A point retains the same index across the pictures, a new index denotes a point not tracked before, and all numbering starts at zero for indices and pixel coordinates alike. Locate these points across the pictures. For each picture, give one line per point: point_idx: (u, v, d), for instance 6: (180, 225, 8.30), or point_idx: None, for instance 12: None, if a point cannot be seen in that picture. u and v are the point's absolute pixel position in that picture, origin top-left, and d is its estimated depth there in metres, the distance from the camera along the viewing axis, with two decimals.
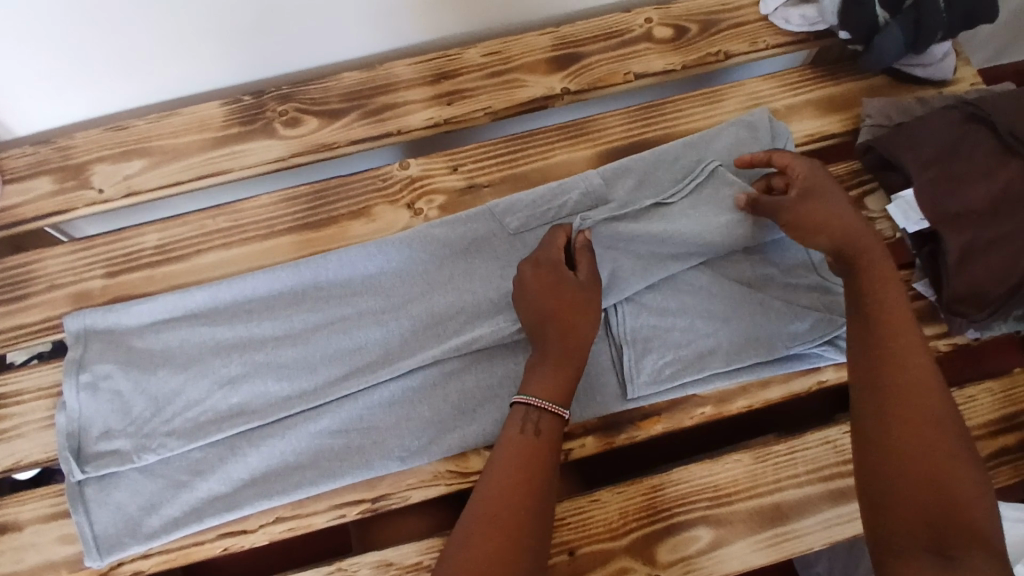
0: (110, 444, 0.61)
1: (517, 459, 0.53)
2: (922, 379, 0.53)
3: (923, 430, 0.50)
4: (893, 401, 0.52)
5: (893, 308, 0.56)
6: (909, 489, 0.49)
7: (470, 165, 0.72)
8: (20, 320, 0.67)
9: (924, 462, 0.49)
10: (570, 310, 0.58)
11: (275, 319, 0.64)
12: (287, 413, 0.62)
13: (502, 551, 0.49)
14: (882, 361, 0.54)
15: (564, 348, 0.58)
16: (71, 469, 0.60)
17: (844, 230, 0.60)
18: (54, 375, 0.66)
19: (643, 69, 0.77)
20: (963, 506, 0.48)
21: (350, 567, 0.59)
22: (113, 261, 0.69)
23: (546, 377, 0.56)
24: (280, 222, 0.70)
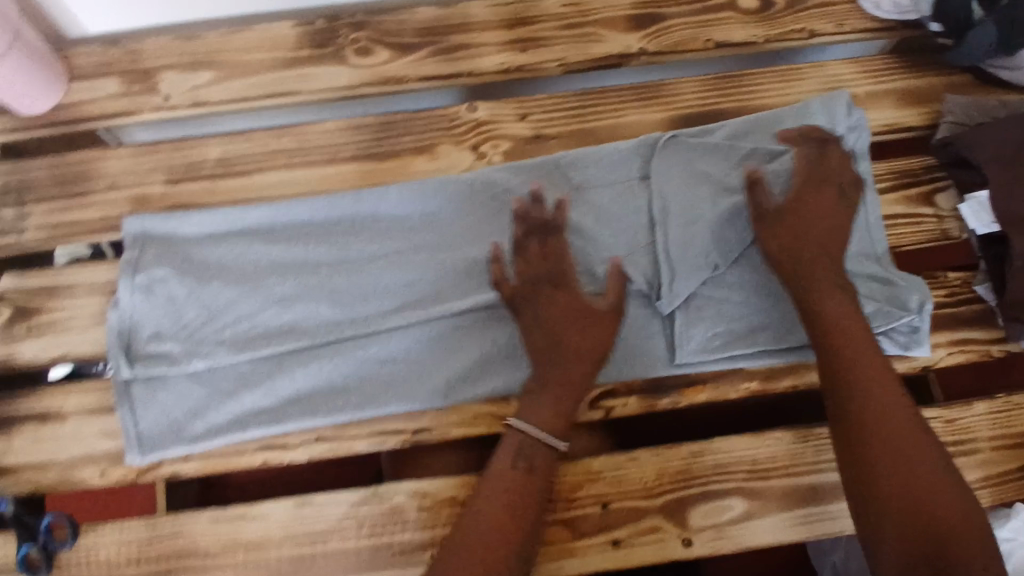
0: (161, 346, 0.62)
1: (504, 483, 0.57)
2: (889, 408, 0.54)
3: (902, 454, 0.53)
4: (863, 433, 0.54)
5: (860, 336, 0.58)
6: (898, 517, 0.51)
7: (540, 115, 0.71)
8: (78, 217, 0.67)
9: (906, 488, 0.51)
10: (582, 340, 0.60)
11: (330, 244, 0.65)
12: (337, 340, 0.62)
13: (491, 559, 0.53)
14: (847, 391, 0.56)
15: (514, 533, 0.54)
16: (121, 366, 0.61)
17: (806, 254, 0.61)
18: (107, 275, 0.66)
19: (723, 38, 0.75)
20: (951, 521, 0.50)
21: (386, 493, 0.60)
22: (174, 170, 0.68)
23: (545, 413, 0.59)
24: (344, 150, 0.69)
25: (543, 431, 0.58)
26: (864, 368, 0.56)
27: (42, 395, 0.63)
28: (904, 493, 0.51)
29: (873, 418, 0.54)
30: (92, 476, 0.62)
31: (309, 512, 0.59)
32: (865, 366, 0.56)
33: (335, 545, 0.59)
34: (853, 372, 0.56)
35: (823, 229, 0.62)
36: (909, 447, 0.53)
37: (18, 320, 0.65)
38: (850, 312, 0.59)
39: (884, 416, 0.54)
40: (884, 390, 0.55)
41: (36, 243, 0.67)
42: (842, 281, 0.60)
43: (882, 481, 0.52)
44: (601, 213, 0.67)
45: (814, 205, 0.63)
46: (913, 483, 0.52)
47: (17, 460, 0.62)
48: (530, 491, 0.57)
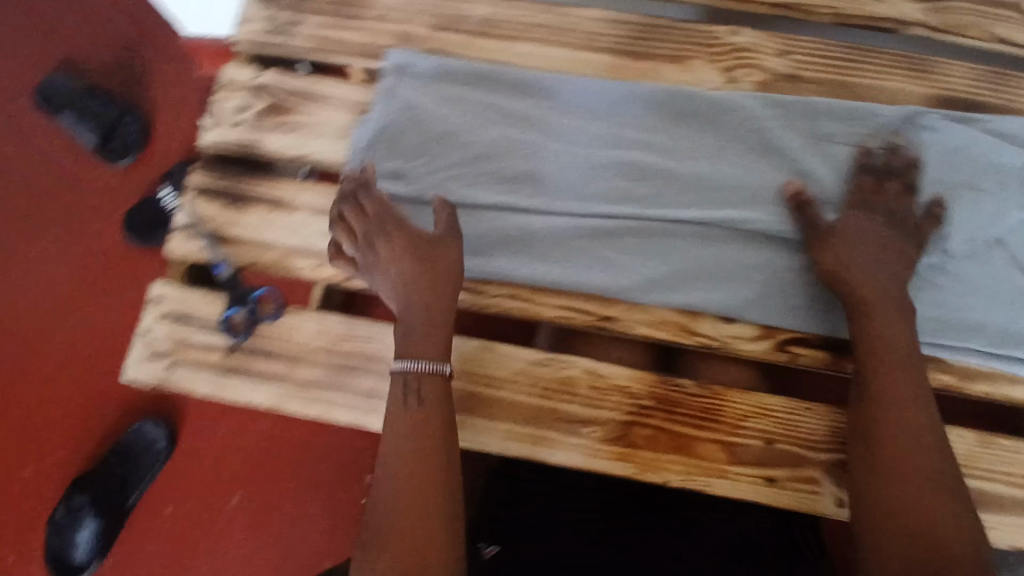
0: (399, 170, 0.66)
1: (406, 432, 0.55)
2: (909, 431, 0.55)
3: (907, 472, 0.53)
4: (881, 454, 0.55)
5: (896, 358, 0.57)
6: (891, 526, 0.52)
7: (801, 57, 0.70)
8: (346, 37, 0.72)
9: (902, 502, 0.52)
10: (434, 275, 0.60)
11: (570, 123, 0.67)
12: (558, 210, 0.65)
13: (421, 544, 0.51)
14: (875, 411, 0.56)
15: (413, 474, 0.53)
16: (358, 177, 0.66)
17: (839, 261, 0.60)
18: (360, 95, 0.70)
19: (1005, 34, 0.72)
20: (919, 528, 0.51)
21: (562, 363, 0.63)
22: (441, 17, 0.72)
23: (419, 333, 0.59)
24: (601, 40, 0.70)
25: (419, 357, 0.58)
26: (892, 391, 0.56)
27: (278, 184, 0.68)
28: (900, 514, 0.52)
29: (893, 443, 0.55)
30: (304, 267, 0.67)
31: (489, 357, 0.63)
32: (895, 387, 0.56)
33: (505, 393, 0.62)
34: (888, 394, 0.56)
35: (873, 257, 0.60)
36: (904, 472, 0.54)
37: (272, 113, 0.70)
38: (890, 334, 0.58)
39: (906, 441, 0.54)
40: (906, 414, 0.55)
41: (302, 50, 0.72)
42: (888, 319, 0.58)
43: (885, 502, 0.53)
44: (837, 168, 0.66)
45: (861, 231, 0.61)
46: (913, 500, 0.52)
47: (241, 233, 0.67)
48: (428, 440, 0.54)
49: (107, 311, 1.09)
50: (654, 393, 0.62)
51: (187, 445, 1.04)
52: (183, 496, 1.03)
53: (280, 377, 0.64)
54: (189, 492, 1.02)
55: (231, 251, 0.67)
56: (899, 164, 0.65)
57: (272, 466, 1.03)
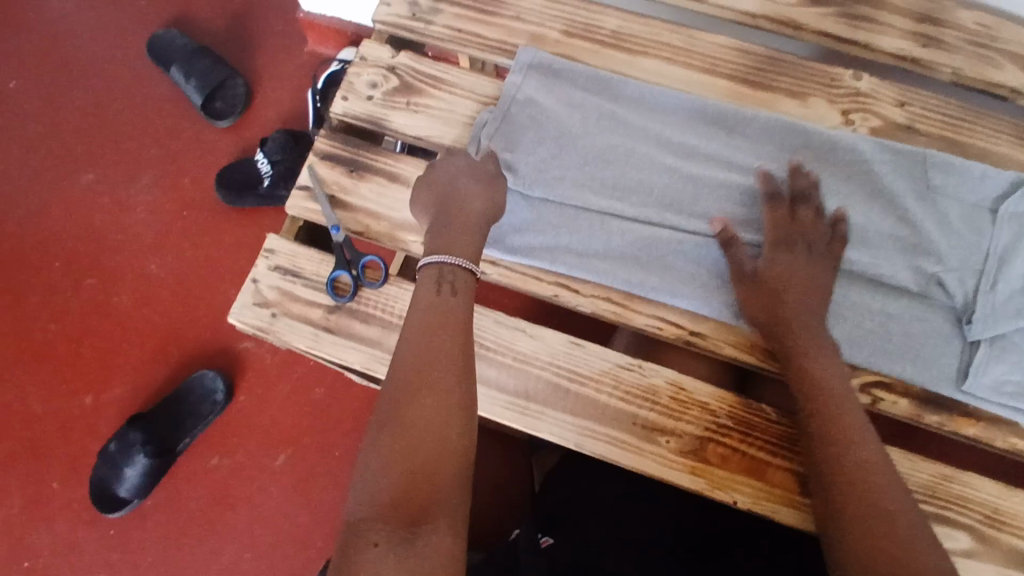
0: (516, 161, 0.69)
1: (428, 325, 0.56)
2: (849, 457, 0.54)
3: (863, 496, 0.52)
4: (835, 486, 0.53)
5: (822, 382, 0.58)
6: (863, 555, 0.49)
7: (918, 108, 0.72)
8: (480, 31, 0.75)
9: (869, 528, 0.50)
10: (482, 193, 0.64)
11: (685, 141, 0.69)
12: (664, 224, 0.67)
13: (439, 430, 0.51)
14: (823, 446, 0.55)
15: (427, 366, 0.54)
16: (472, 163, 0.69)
17: (774, 304, 0.61)
18: (486, 87, 0.74)
19: None
20: (878, 533, 0.49)
21: (648, 370, 0.64)
22: (573, 25, 0.75)
23: (448, 236, 0.62)
24: (724, 67, 0.73)
25: (458, 256, 0.60)
26: (837, 424, 0.55)
27: (398, 160, 0.72)
28: (855, 518, 0.51)
29: (848, 473, 0.53)
30: (411, 241, 0.70)
31: (578, 355, 0.64)
32: (841, 422, 0.56)
33: (588, 390, 0.63)
34: (835, 427, 0.55)
35: (799, 288, 0.61)
36: (855, 481, 0.52)
37: (401, 92, 0.74)
38: (832, 374, 0.58)
39: (852, 468, 0.53)
40: (853, 443, 0.54)
41: (438, 37, 0.76)
42: (818, 354, 0.59)
43: (839, 510, 0.52)
44: (942, 223, 0.67)
45: (797, 263, 0.62)
46: (877, 525, 0.50)
47: (357, 201, 0.71)
48: (450, 332, 0.56)
49: (189, 258, 1.13)
50: (733, 413, 0.63)
51: (245, 398, 1.07)
52: (231, 447, 1.05)
53: (374, 342, 0.66)
54: (239, 445, 1.05)
55: (344, 216, 0.71)
56: (1004, 233, 0.66)
57: (323, 432, 1.05)
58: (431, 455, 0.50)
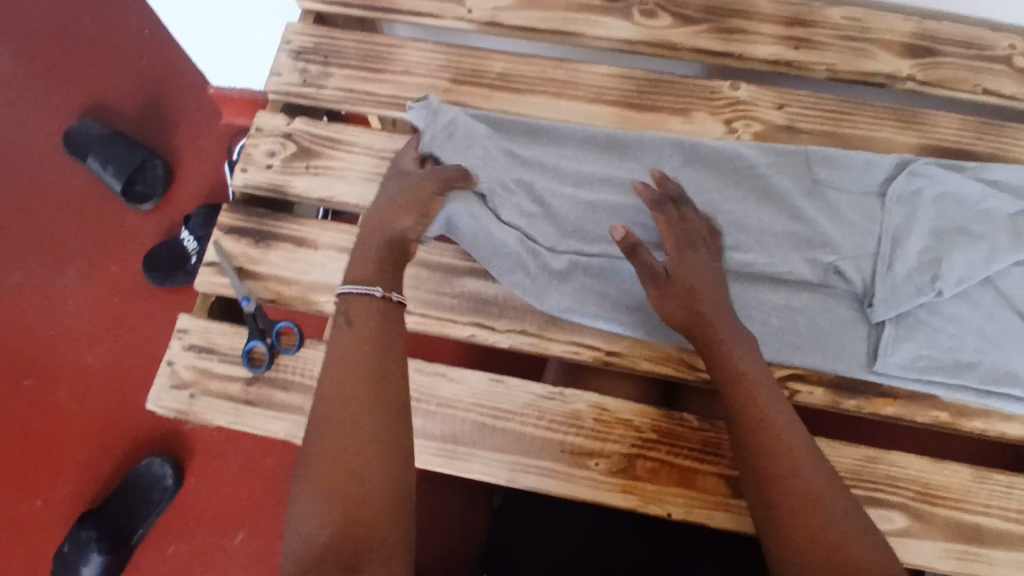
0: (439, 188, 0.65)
1: (338, 350, 0.54)
2: (780, 449, 0.54)
3: (795, 486, 0.52)
4: (767, 480, 0.53)
5: (743, 377, 0.58)
6: (804, 545, 0.50)
7: (797, 108, 0.74)
8: (372, 89, 0.77)
9: (807, 517, 0.51)
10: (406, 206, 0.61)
11: (579, 168, 0.71)
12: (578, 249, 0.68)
13: (359, 462, 0.49)
14: (753, 441, 0.55)
15: (342, 394, 0.52)
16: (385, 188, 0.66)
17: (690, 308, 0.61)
18: (382, 142, 0.75)
19: (993, 86, 0.76)
20: (811, 521, 0.51)
21: (570, 397, 0.64)
22: (462, 72, 0.77)
23: (371, 262, 0.59)
24: (609, 94, 0.76)
25: (363, 283, 0.57)
26: (761, 418, 0.56)
27: (302, 225, 0.72)
28: (781, 511, 0.52)
29: (779, 464, 0.53)
30: (325, 302, 0.70)
31: (500, 390, 0.65)
32: (764, 414, 0.56)
33: (515, 425, 0.64)
34: (762, 421, 0.55)
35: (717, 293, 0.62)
36: (778, 473, 0.53)
37: (300, 157, 0.75)
38: (749, 367, 0.58)
39: (784, 459, 0.53)
40: (780, 433, 0.55)
41: (331, 100, 0.77)
42: (730, 351, 0.59)
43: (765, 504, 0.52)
44: (831, 215, 0.70)
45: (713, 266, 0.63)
46: (812, 514, 0.51)
47: (266, 270, 0.72)
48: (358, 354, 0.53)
49: (124, 345, 1.11)
50: (657, 425, 0.63)
51: (197, 480, 1.04)
52: (186, 532, 1.02)
53: (299, 407, 0.67)
54: (194, 529, 1.02)
55: (256, 287, 0.71)
56: (893, 215, 0.69)
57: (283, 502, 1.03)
58: (353, 490, 0.48)
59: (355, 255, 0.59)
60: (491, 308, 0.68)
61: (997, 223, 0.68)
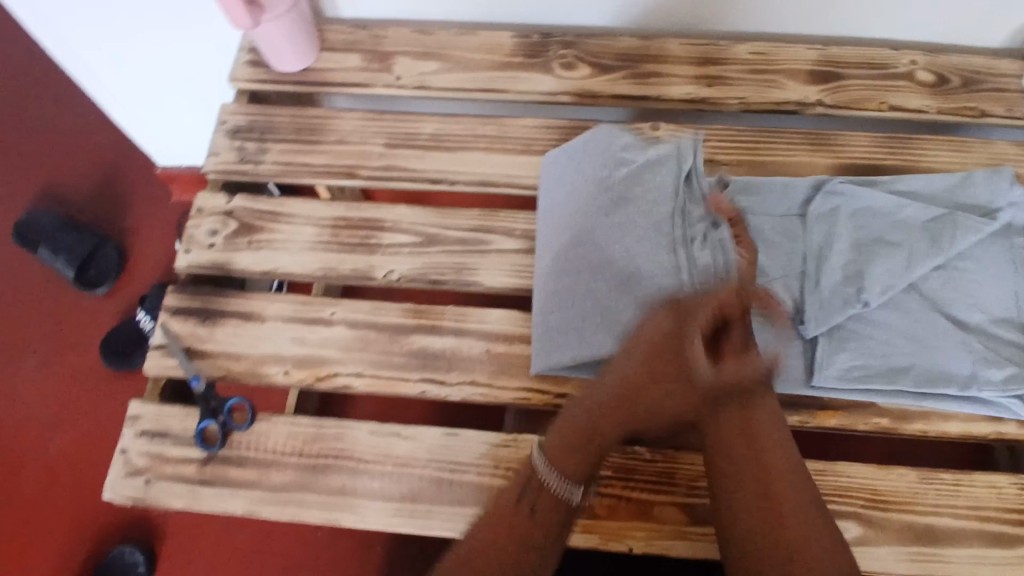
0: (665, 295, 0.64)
1: None
2: (762, 451, 0.54)
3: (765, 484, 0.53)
4: (738, 477, 0.54)
5: (745, 382, 0.58)
6: (759, 540, 0.51)
7: (715, 142, 0.77)
8: (307, 160, 0.79)
9: (768, 514, 0.52)
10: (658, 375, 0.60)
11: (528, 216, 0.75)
12: (582, 283, 0.66)
13: None
14: (734, 440, 0.56)
15: None
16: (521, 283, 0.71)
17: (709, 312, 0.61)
18: (321, 211, 0.77)
19: (898, 103, 0.79)
20: (770, 521, 0.51)
21: (523, 442, 0.66)
22: (394, 136, 0.79)
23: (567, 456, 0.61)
24: (537, 144, 0.78)
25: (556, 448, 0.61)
26: (753, 420, 0.56)
27: (248, 299, 0.74)
28: (764, 534, 0.51)
29: (754, 464, 0.54)
30: (275, 373, 0.71)
31: (454, 443, 0.66)
32: (755, 418, 0.56)
33: (472, 476, 0.65)
34: (749, 423, 0.56)
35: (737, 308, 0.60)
36: (768, 496, 0.52)
37: (242, 233, 0.77)
38: (751, 374, 0.59)
39: (759, 461, 0.54)
40: (764, 438, 0.55)
41: (269, 174, 0.79)
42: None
43: (738, 508, 0.53)
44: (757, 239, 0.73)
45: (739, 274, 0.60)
46: (774, 512, 0.52)
47: (217, 347, 0.73)
48: None
49: (83, 434, 1.10)
50: (610, 461, 0.65)
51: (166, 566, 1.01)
52: None
53: (256, 482, 0.67)
54: None
55: (208, 364, 0.72)
56: (813, 234, 0.72)
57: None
58: None
59: (559, 433, 0.62)
60: (439, 362, 0.69)
61: (915, 229, 0.70)
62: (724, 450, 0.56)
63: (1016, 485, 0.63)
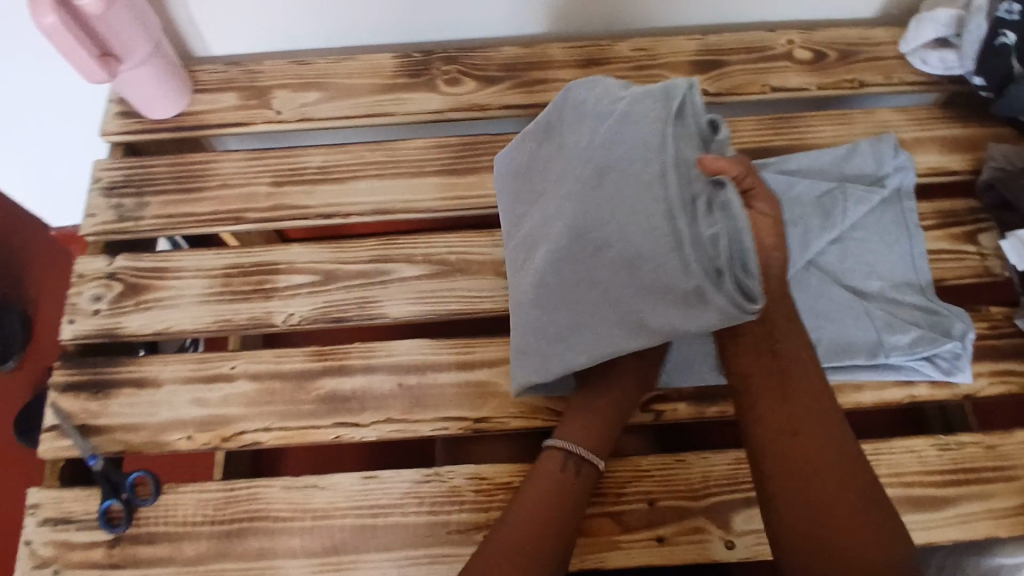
0: (682, 280, 0.53)
1: (544, 497, 0.57)
2: (818, 440, 0.53)
3: (818, 472, 0.52)
4: (791, 464, 0.53)
5: (799, 368, 0.57)
6: (812, 526, 0.50)
7: None
8: (191, 209, 0.75)
9: (821, 502, 0.50)
10: (771, 419, 0.55)
11: (422, 245, 0.73)
12: (581, 272, 0.59)
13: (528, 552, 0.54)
14: (786, 427, 0.54)
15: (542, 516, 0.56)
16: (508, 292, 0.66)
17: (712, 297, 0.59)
18: (210, 261, 0.73)
19: (779, 83, 0.79)
20: (824, 512, 0.50)
21: (446, 474, 0.63)
22: (280, 174, 0.76)
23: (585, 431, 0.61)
24: (429, 165, 0.76)
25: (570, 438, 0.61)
26: (810, 407, 0.55)
27: (142, 363, 0.70)
28: (809, 515, 0.50)
29: (808, 452, 0.53)
30: (179, 439, 0.67)
31: (374, 487, 0.63)
32: (807, 404, 0.55)
33: (397, 518, 0.62)
34: (800, 411, 0.55)
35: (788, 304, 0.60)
36: (818, 483, 0.51)
37: (129, 294, 0.72)
38: (802, 360, 0.57)
39: (813, 449, 0.53)
40: (821, 428, 0.54)
41: (151, 229, 0.75)
42: (775, 361, 0.58)
43: (792, 495, 0.51)
44: None
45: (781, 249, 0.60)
46: (828, 499, 0.50)
47: (114, 420, 0.68)
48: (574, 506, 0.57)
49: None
50: None
51: None
52: None
53: (170, 557, 0.63)
54: None
55: (105, 438, 0.68)
56: None
57: None
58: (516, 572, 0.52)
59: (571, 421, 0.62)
60: (351, 403, 0.66)
61: (806, 203, 0.70)
62: (769, 436, 0.55)
63: (933, 447, 0.64)
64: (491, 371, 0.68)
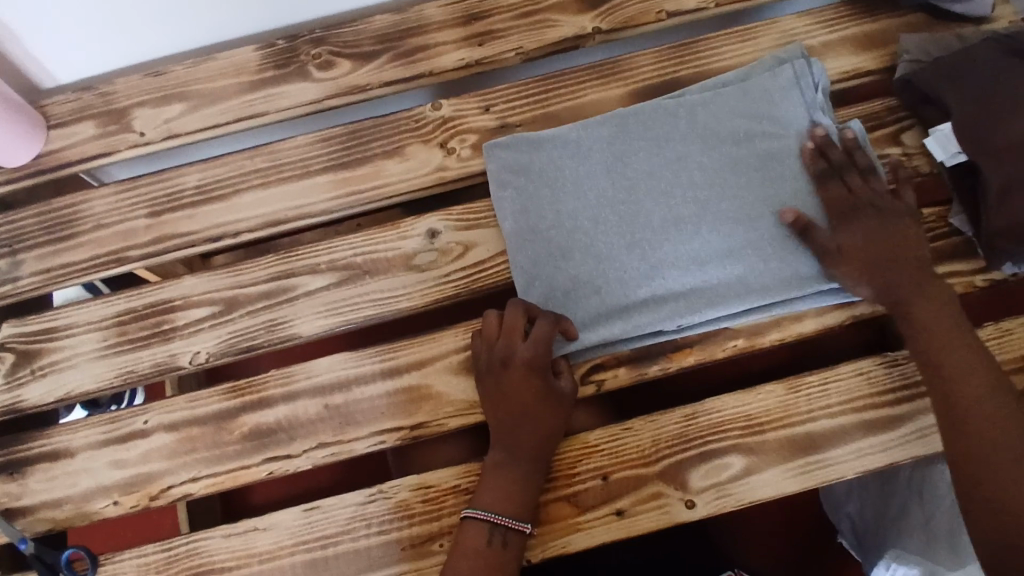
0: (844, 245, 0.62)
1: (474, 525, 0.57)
2: (963, 379, 0.55)
3: (972, 411, 0.54)
4: (957, 411, 0.55)
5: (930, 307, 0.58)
6: (989, 468, 0.53)
7: (502, 105, 0.71)
8: (68, 258, 0.69)
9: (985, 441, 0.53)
10: (955, 369, 0.56)
11: (325, 250, 0.67)
12: (715, 236, 0.64)
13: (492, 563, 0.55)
14: (943, 377, 0.56)
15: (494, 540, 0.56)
16: (542, 271, 0.64)
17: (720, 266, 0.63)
18: (100, 311, 0.67)
19: (675, 7, 0.74)
20: (991, 450, 0.53)
21: (390, 489, 0.61)
22: (156, 202, 0.70)
23: (503, 487, 0.58)
24: (314, 162, 0.70)
25: (498, 506, 0.57)
26: (952, 358, 0.56)
27: (47, 434, 0.65)
28: (986, 455, 0.53)
29: (962, 396, 0.55)
30: (105, 507, 0.63)
31: (318, 517, 0.60)
32: (946, 348, 0.57)
33: (347, 544, 0.60)
34: (938, 360, 0.57)
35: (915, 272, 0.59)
36: (979, 425, 0.54)
37: (23, 364, 0.67)
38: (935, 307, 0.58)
39: (969, 388, 0.55)
40: (963, 370, 0.56)
41: (31, 288, 0.69)
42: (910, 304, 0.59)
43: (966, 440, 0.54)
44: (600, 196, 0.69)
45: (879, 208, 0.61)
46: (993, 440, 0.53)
47: (30, 500, 0.63)
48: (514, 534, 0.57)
49: None
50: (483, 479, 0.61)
51: None
52: None
53: None
54: None
55: (25, 522, 0.63)
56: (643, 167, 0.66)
57: None
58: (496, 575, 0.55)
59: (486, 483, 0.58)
60: (279, 435, 0.63)
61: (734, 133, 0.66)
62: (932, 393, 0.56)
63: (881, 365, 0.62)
64: (419, 373, 0.64)
